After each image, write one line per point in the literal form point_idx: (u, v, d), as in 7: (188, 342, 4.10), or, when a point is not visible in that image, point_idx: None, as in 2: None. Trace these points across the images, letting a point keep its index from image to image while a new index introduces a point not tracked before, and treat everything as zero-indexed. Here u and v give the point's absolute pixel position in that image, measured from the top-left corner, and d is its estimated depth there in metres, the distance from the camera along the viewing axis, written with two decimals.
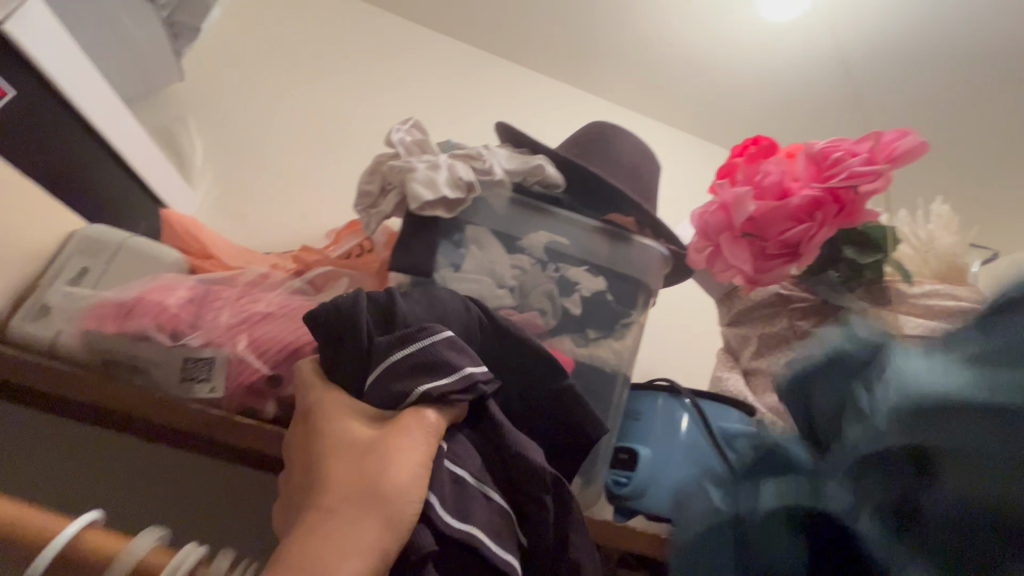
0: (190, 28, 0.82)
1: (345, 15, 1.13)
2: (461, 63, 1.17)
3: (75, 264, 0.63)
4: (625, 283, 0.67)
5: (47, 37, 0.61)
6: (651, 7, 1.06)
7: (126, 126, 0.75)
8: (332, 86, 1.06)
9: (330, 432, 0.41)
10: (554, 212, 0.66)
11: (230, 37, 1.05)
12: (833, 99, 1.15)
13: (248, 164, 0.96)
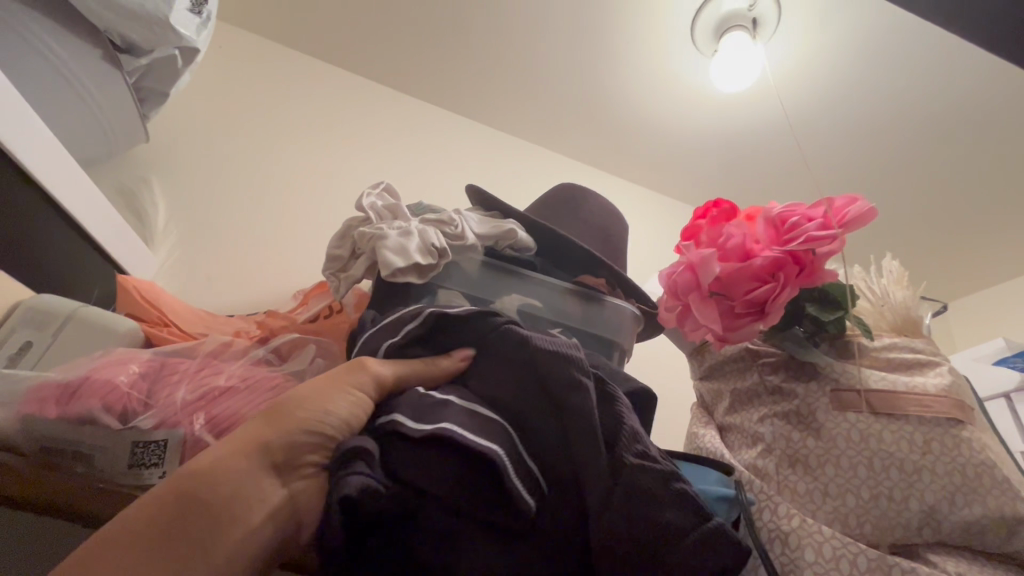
0: (158, 93, 0.82)
1: (318, 80, 1.15)
2: (432, 125, 1.20)
3: (17, 339, 0.59)
4: (598, 344, 0.68)
5: (3, 107, 0.58)
6: (614, 74, 1.12)
7: (87, 193, 0.72)
8: (303, 148, 1.07)
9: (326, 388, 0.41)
10: (524, 274, 0.66)
11: (199, 99, 1.05)
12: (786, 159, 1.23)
13: (214, 227, 0.95)
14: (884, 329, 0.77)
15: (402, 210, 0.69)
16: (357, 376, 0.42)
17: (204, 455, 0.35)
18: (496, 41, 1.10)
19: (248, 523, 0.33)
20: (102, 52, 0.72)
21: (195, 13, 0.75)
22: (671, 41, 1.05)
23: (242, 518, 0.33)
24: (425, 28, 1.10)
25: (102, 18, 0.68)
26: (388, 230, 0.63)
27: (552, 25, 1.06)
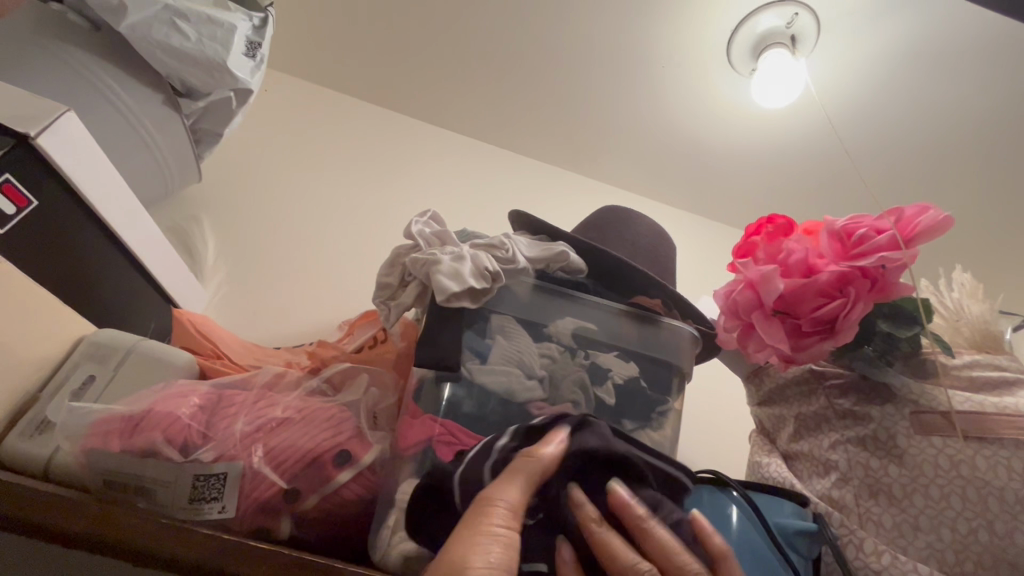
0: (213, 134, 0.85)
1: (358, 118, 1.19)
2: (469, 156, 1.22)
3: (80, 373, 0.59)
4: (656, 367, 0.65)
5: (77, 149, 0.61)
6: (650, 98, 1.13)
7: (146, 229, 0.74)
8: (344, 183, 1.10)
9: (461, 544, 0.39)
10: (576, 297, 0.65)
11: (248, 140, 1.09)
12: (831, 175, 1.19)
13: (261, 261, 0.97)
14: (961, 345, 0.72)
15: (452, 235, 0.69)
16: (492, 514, 0.41)
17: None
18: (531, 70, 1.12)
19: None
20: (163, 97, 0.76)
21: (249, 56, 0.76)
22: (707, 60, 1.05)
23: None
24: (462, 61, 1.13)
25: (167, 65, 0.71)
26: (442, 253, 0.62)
27: (586, 51, 1.07)
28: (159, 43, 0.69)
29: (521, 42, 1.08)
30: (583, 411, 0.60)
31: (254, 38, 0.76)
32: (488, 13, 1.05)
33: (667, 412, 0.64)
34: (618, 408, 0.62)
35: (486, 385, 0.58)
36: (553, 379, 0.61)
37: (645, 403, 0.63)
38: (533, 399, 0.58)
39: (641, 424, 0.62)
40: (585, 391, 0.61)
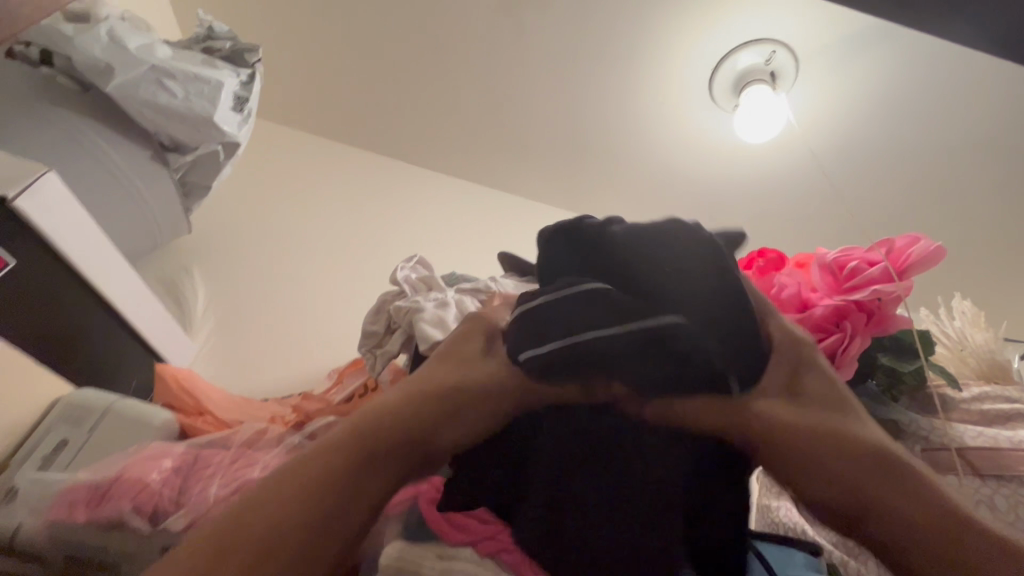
0: (201, 186, 0.86)
1: (350, 165, 1.21)
2: (460, 199, 1.23)
3: (53, 438, 0.57)
4: None
5: (62, 210, 0.61)
6: (636, 137, 1.14)
7: (132, 286, 0.73)
8: (336, 229, 1.10)
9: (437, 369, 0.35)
10: None
11: (240, 191, 1.11)
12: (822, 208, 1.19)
13: (250, 310, 0.95)
14: (969, 377, 0.69)
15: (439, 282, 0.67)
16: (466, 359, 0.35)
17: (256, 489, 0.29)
18: (518, 113, 1.14)
19: (353, 457, 0.29)
20: (151, 153, 0.77)
21: (237, 110, 0.78)
22: (690, 99, 1.07)
23: (341, 461, 0.29)
24: (450, 107, 1.15)
25: (156, 122, 0.73)
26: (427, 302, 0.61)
27: (571, 94, 1.10)
28: (147, 102, 0.70)
29: (508, 88, 1.10)
30: None
31: (242, 93, 0.78)
32: (474, 61, 1.08)
33: None
34: None
35: None
36: None
37: None
38: None
39: None
40: None
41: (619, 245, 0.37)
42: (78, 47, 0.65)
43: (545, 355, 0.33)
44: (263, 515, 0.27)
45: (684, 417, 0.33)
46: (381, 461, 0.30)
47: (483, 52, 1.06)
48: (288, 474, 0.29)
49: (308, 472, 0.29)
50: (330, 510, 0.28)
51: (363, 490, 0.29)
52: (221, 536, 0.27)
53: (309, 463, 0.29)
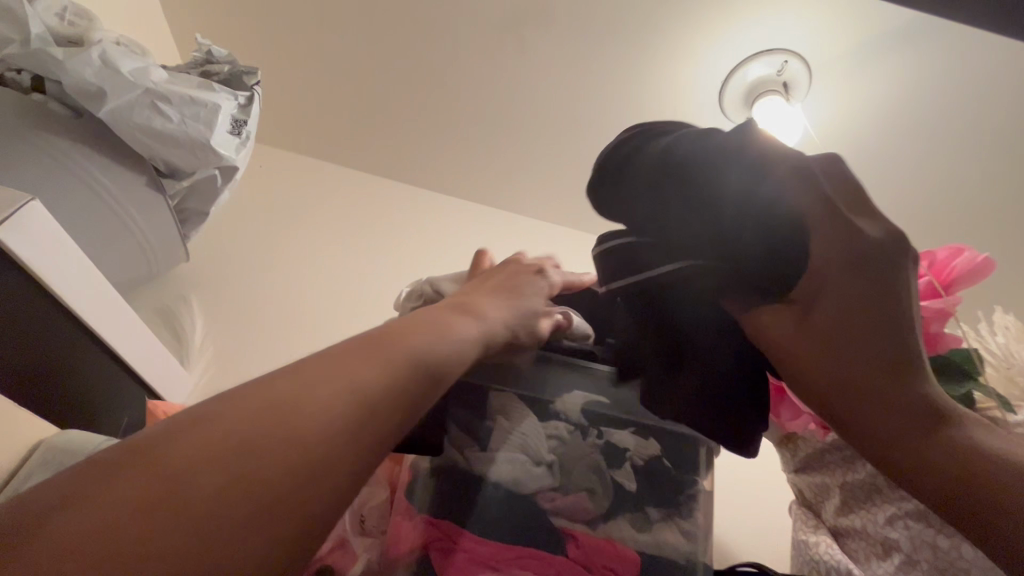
0: (199, 213, 0.83)
1: (350, 186, 1.18)
2: (464, 218, 1.20)
3: (32, 486, 0.53)
4: (679, 441, 0.57)
5: (45, 240, 0.57)
6: None
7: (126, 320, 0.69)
8: (338, 253, 1.07)
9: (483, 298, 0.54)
10: (584, 366, 0.58)
11: (240, 215, 1.08)
12: None
13: (250, 339, 0.92)
14: (1018, 398, 0.64)
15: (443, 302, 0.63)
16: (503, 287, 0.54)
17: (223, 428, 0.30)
18: (523, 131, 1.12)
19: (300, 419, 0.30)
20: (146, 178, 0.74)
21: (235, 133, 0.75)
22: (697, 111, 1.04)
23: (285, 425, 0.30)
24: (451, 126, 1.13)
25: (150, 147, 0.70)
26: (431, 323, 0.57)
27: (575, 109, 1.07)
28: (141, 127, 0.68)
29: (512, 106, 1.08)
30: (600, 500, 0.53)
31: (239, 116, 0.76)
32: (475, 79, 1.06)
33: (697, 495, 0.55)
34: (639, 494, 0.54)
35: (489, 475, 0.53)
36: (562, 463, 0.54)
37: (669, 484, 0.55)
38: (540, 489, 0.52)
39: (668, 511, 0.54)
40: (601, 477, 0.54)
41: (699, 170, 0.46)
42: (69, 71, 0.63)
43: (625, 281, 0.51)
44: (205, 464, 0.27)
45: (773, 329, 0.46)
46: (328, 428, 0.31)
47: (484, 69, 1.04)
48: (229, 429, 0.29)
49: (250, 430, 0.29)
50: (277, 467, 0.28)
51: (313, 456, 0.30)
52: (153, 478, 0.27)
53: (251, 418, 0.30)
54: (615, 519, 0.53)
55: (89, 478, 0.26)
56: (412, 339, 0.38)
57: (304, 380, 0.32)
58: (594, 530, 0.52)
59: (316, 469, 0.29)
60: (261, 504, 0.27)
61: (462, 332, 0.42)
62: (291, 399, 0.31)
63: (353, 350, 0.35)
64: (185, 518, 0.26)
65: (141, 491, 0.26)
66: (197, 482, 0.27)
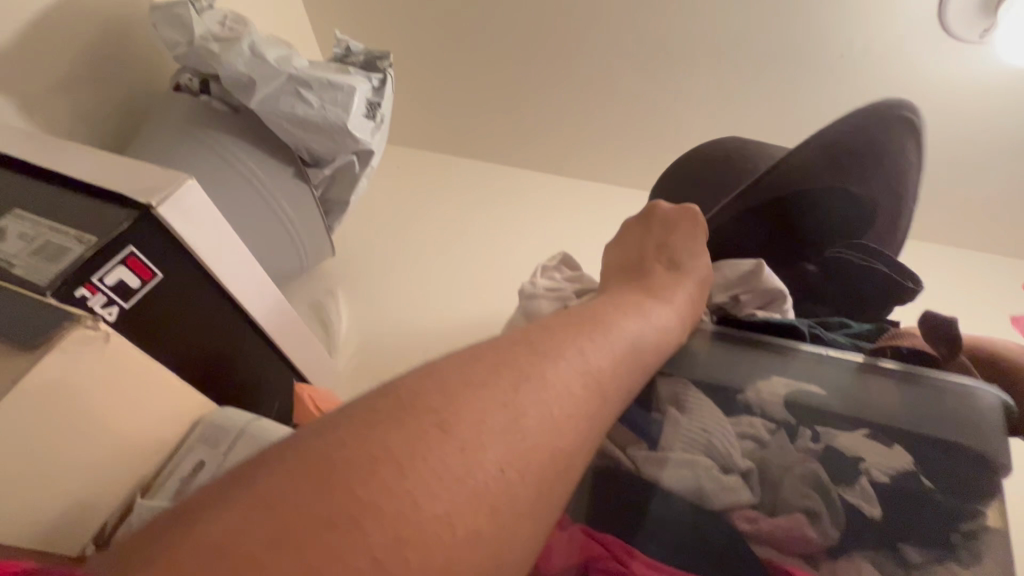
0: (339, 203, 0.83)
1: (479, 174, 1.15)
2: (601, 207, 1.10)
3: (190, 460, 0.53)
4: (947, 456, 0.39)
5: (204, 218, 0.56)
6: (834, 86, 0.91)
7: (278, 305, 0.67)
8: (472, 240, 1.05)
9: (614, 277, 0.49)
10: (786, 350, 0.44)
11: (377, 209, 1.10)
12: None
13: (392, 326, 0.94)
14: None
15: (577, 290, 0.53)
16: (622, 273, 0.48)
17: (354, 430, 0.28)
18: (671, 89, 0.99)
19: (481, 460, 0.28)
20: (294, 169, 0.76)
21: (370, 117, 0.74)
22: (915, 38, 0.83)
23: (477, 449, 0.28)
24: (595, 103, 1.04)
25: (293, 135, 0.72)
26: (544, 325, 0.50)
27: (744, 63, 0.92)
28: (286, 114, 0.69)
29: (662, 55, 0.95)
30: (827, 528, 0.38)
31: (374, 98, 0.75)
32: (616, 41, 0.95)
33: (988, 535, 0.37)
34: (886, 524, 0.38)
35: (665, 481, 0.41)
36: (764, 474, 0.40)
37: (933, 514, 0.38)
38: (736, 503, 0.39)
39: (937, 556, 0.37)
40: (823, 494, 0.39)
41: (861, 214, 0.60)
42: (223, 63, 0.67)
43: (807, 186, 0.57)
44: (417, 464, 0.26)
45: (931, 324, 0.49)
46: (531, 424, 0.30)
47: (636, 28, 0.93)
48: (432, 426, 0.28)
49: (429, 462, 0.27)
50: (492, 473, 0.28)
51: (521, 455, 0.29)
52: (369, 477, 0.26)
53: (454, 411, 0.29)
54: (850, 560, 0.37)
55: (284, 476, 0.26)
56: (587, 326, 0.37)
57: (485, 368, 0.31)
58: (815, 569, 0.38)
59: (527, 468, 0.29)
60: (484, 507, 0.27)
61: (635, 312, 0.41)
62: (483, 387, 0.30)
63: (521, 337, 0.34)
64: (415, 523, 0.25)
65: (356, 493, 0.25)
66: (421, 478, 0.26)
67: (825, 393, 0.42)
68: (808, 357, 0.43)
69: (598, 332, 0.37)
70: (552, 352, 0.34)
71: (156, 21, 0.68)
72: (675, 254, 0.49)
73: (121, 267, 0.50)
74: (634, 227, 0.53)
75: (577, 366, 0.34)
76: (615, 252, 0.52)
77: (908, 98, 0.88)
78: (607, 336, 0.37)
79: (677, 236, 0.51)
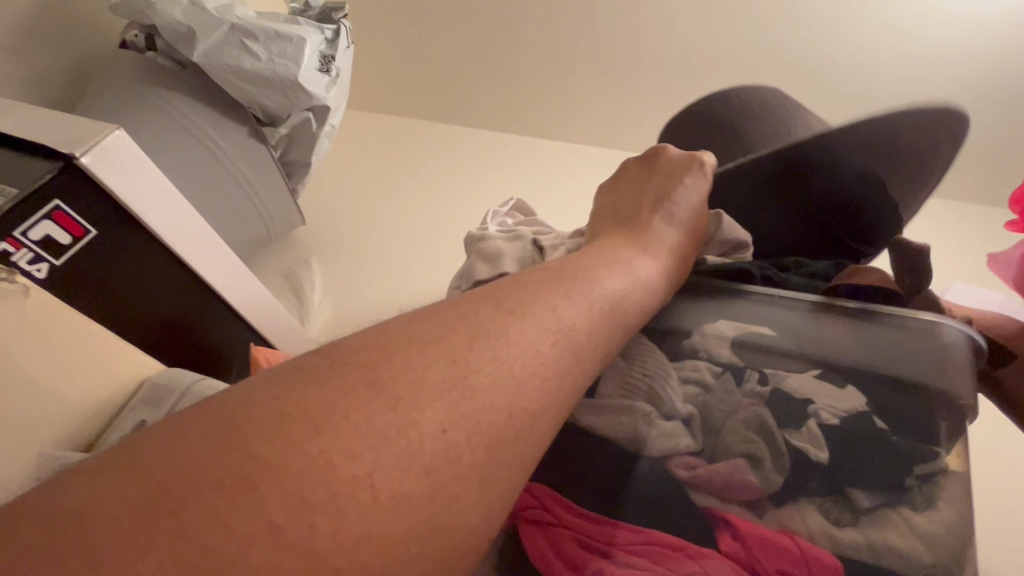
0: (302, 164, 0.81)
1: (459, 140, 1.15)
2: (579, 167, 1.09)
3: (133, 418, 0.53)
4: (901, 396, 0.36)
5: (137, 172, 0.53)
6: (805, 34, 0.91)
7: (231, 266, 0.65)
8: (448, 204, 1.03)
9: (597, 221, 0.45)
10: (739, 287, 0.42)
11: (354, 177, 1.09)
12: None
13: (363, 293, 0.91)
14: None
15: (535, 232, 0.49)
16: (606, 218, 0.44)
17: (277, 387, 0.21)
18: (644, 42, 0.98)
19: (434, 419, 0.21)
20: (248, 128, 0.73)
21: (324, 71, 0.71)
22: None
23: (430, 407, 0.21)
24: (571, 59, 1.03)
25: (243, 90, 0.69)
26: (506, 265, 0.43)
27: (715, 13, 0.92)
28: (232, 68, 0.67)
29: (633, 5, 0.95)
30: (770, 474, 0.35)
31: (328, 51, 0.72)
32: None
33: (939, 475, 0.34)
34: (835, 469, 0.35)
35: (599, 428, 0.39)
36: (705, 420, 0.38)
37: (887, 458, 0.35)
38: (672, 449, 0.37)
39: (887, 500, 0.34)
40: (767, 437, 0.36)
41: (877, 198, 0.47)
42: (162, 13, 0.64)
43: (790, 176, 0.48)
44: (338, 422, 0.20)
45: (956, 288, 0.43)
46: (493, 379, 0.23)
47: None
48: (364, 381, 0.21)
49: (367, 422, 0.20)
50: (442, 436, 0.21)
51: (481, 418, 0.22)
52: (279, 433, 0.19)
53: (398, 363, 0.22)
54: (792, 507, 0.35)
55: (182, 422, 0.20)
56: (571, 284, 0.30)
57: (443, 319, 0.25)
58: (759, 519, 0.35)
59: (487, 433, 0.22)
60: (428, 479, 0.20)
61: (618, 269, 0.35)
62: (437, 338, 0.24)
63: (492, 293, 0.27)
64: (334, 491, 0.19)
65: (258, 452, 0.19)
66: (346, 436, 0.20)
67: (782, 336, 0.40)
68: (762, 298, 0.41)
69: (582, 293, 0.30)
70: (532, 306, 0.27)
71: None
72: (672, 199, 0.44)
73: (46, 221, 0.47)
74: (634, 175, 0.48)
75: (553, 321, 0.27)
76: (608, 197, 0.47)
77: (878, 41, 0.88)
78: (590, 298, 0.30)
79: (686, 186, 0.45)
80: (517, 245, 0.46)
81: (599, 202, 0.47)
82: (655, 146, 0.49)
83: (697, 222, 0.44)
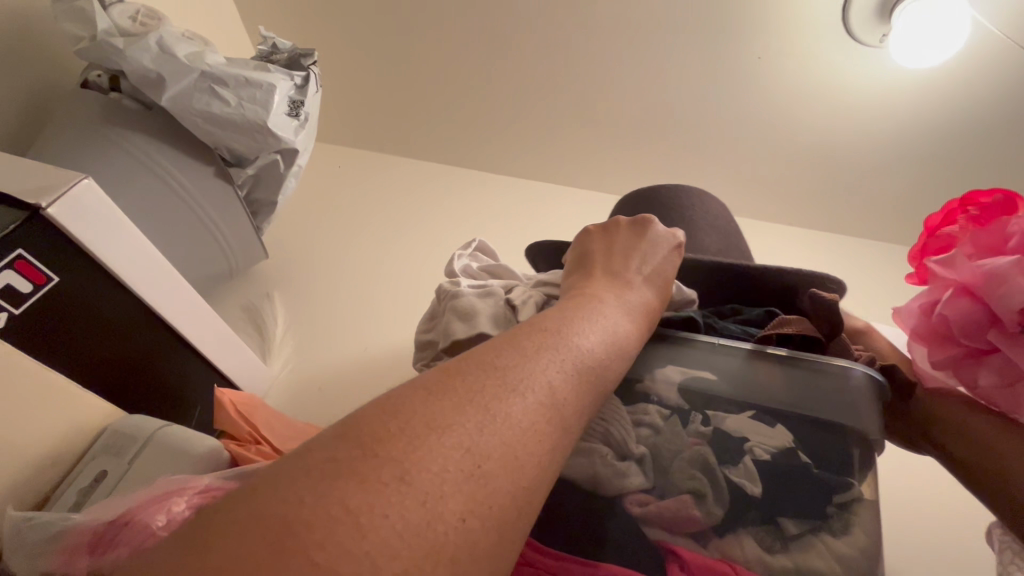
0: (268, 203, 0.82)
1: (423, 174, 1.18)
2: (539, 202, 1.16)
3: (95, 467, 0.52)
4: (822, 436, 0.41)
5: (101, 222, 0.53)
6: (738, 90, 1.01)
7: (196, 307, 0.66)
8: (413, 236, 1.06)
9: (578, 267, 0.47)
10: (685, 339, 0.45)
11: (318, 207, 1.10)
12: (968, 146, 1.00)
13: (329, 325, 0.92)
14: None
15: (504, 286, 0.52)
16: (584, 266, 0.47)
17: (298, 480, 0.22)
18: (596, 90, 1.06)
19: (453, 494, 0.23)
20: (214, 168, 0.74)
21: (293, 115, 0.73)
22: (817, 41, 0.92)
23: (447, 484, 0.23)
24: (534, 101, 1.09)
25: (210, 133, 0.70)
26: (480, 323, 0.46)
27: (659, 68, 1.00)
28: (200, 112, 0.68)
29: (584, 55, 1.01)
30: (712, 508, 0.40)
31: (296, 96, 0.74)
32: (545, 43, 1.01)
33: (852, 501, 0.40)
34: (768, 500, 0.40)
35: (565, 470, 0.42)
36: (657, 459, 0.42)
37: (814, 491, 0.40)
38: (629, 489, 0.41)
39: (810, 527, 0.39)
40: (709, 474, 0.41)
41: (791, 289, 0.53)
42: (129, 58, 0.65)
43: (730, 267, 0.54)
44: (376, 519, 0.21)
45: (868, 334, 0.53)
46: (501, 462, 0.25)
47: (572, 29, 0.98)
48: (393, 477, 0.23)
49: (390, 512, 0.22)
50: (453, 523, 0.23)
51: (492, 497, 0.24)
52: (327, 535, 0.21)
53: (411, 449, 0.24)
54: (733, 537, 0.39)
55: (233, 526, 0.21)
56: (556, 350, 0.32)
57: (453, 401, 0.27)
58: (704, 548, 0.40)
59: (499, 514, 0.24)
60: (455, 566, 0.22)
61: (593, 323, 0.37)
62: (451, 424, 0.25)
63: (490, 360, 0.30)
64: None
65: (311, 558, 0.20)
66: (375, 527, 0.21)
67: (724, 381, 0.43)
68: (705, 349, 0.44)
69: (566, 358, 0.32)
70: (519, 382, 0.29)
71: (56, 15, 0.65)
72: (643, 255, 0.48)
73: (9, 271, 0.47)
74: (622, 230, 0.50)
75: (543, 393, 0.29)
76: (585, 244, 0.50)
77: (799, 97, 0.99)
78: (574, 362, 0.33)
79: (659, 253, 0.49)
80: (490, 303, 0.49)
81: (579, 247, 0.49)
82: (647, 216, 0.52)
83: (663, 275, 0.48)
